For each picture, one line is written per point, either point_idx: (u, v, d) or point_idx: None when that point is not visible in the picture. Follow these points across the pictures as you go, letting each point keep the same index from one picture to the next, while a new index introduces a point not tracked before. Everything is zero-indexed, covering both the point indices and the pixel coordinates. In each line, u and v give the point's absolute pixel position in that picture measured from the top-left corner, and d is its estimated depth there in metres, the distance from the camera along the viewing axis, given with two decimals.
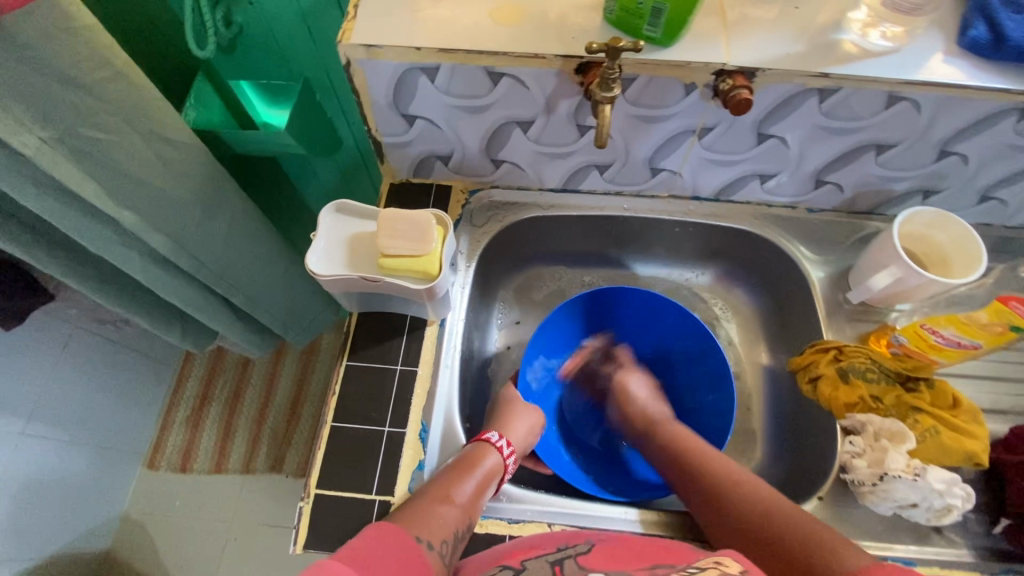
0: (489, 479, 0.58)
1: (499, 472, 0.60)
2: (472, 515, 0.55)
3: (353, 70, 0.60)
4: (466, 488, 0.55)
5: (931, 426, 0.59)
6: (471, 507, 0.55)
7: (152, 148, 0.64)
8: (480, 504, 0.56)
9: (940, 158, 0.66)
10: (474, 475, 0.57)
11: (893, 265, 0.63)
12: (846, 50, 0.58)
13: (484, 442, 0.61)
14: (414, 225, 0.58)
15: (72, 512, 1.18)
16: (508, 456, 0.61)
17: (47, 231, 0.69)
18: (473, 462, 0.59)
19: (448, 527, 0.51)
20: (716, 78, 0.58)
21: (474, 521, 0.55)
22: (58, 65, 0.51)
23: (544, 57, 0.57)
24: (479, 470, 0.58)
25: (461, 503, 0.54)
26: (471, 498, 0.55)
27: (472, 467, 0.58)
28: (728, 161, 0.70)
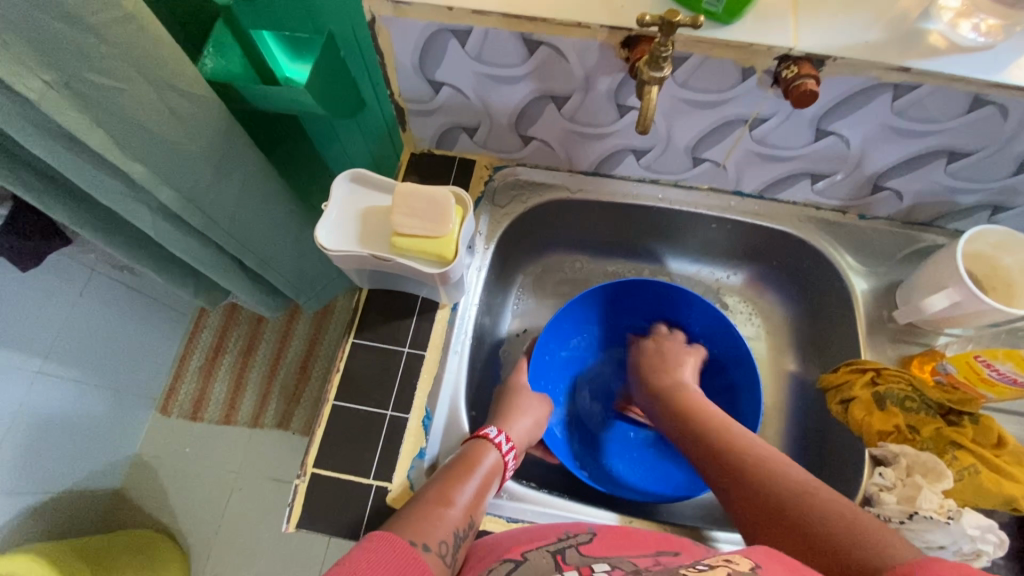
0: (490, 479, 0.55)
1: (499, 471, 0.57)
2: (473, 518, 0.51)
3: (378, 27, 0.55)
4: (464, 490, 0.52)
5: (971, 464, 0.55)
6: (471, 508, 0.51)
7: (164, 100, 0.61)
8: (480, 506, 0.53)
9: (1019, 172, 0.59)
10: (474, 475, 0.54)
11: (952, 287, 0.57)
12: (932, 43, 0.51)
13: (483, 440, 0.58)
14: (432, 204, 0.54)
15: (87, 450, 1.20)
16: (507, 452, 0.59)
17: (57, 177, 0.66)
18: (471, 462, 0.56)
19: (447, 527, 0.48)
20: (778, 65, 0.52)
21: (476, 524, 0.51)
22: (64, 4, 0.47)
23: (589, 26, 0.51)
24: (480, 470, 0.55)
25: (460, 504, 0.51)
26: (471, 500, 0.52)
27: (473, 468, 0.55)
28: (779, 157, 0.64)
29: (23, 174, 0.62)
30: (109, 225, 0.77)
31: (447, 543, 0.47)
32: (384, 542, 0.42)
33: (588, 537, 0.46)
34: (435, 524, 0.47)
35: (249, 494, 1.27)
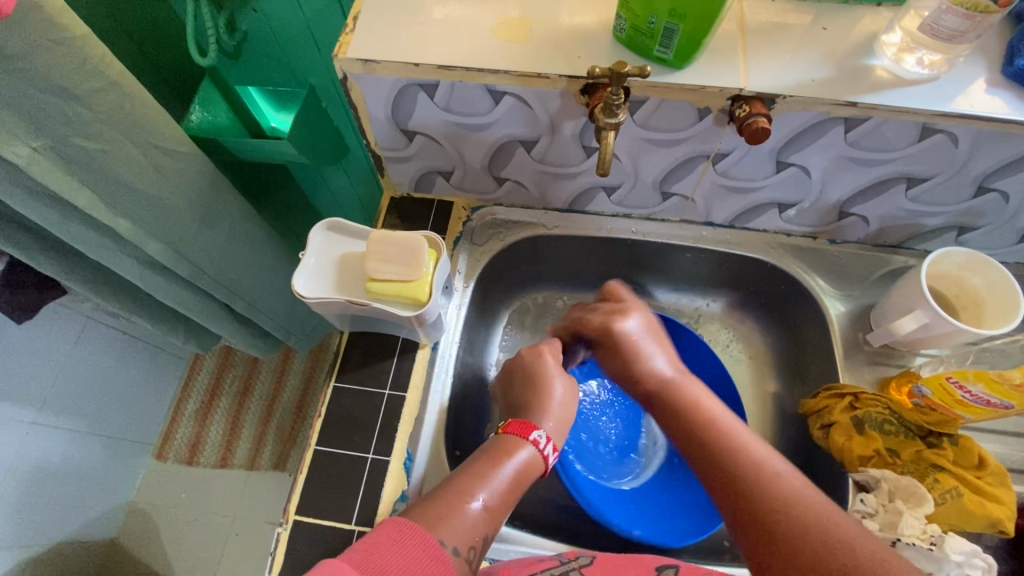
0: (528, 476, 0.53)
1: (536, 470, 0.54)
2: (500, 517, 0.49)
3: (350, 84, 0.58)
4: (494, 487, 0.50)
5: (953, 487, 0.54)
6: (501, 507, 0.49)
7: (148, 157, 0.63)
8: (512, 501, 0.50)
9: (978, 194, 0.61)
10: (506, 469, 0.52)
11: (920, 309, 0.58)
12: (877, 77, 0.53)
13: (517, 432, 0.55)
14: (406, 248, 0.56)
15: (81, 501, 1.20)
16: (546, 445, 0.55)
17: (46, 235, 0.68)
18: (505, 452, 0.53)
19: (477, 530, 0.46)
20: (731, 104, 0.54)
21: (502, 522, 0.49)
22: (50, 76, 0.50)
23: (549, 76, 0.54)
24: (512, 464, 0.52)
25: (488, 502, 0.48)
26: (501, 499, 0.49)
27: (504, 460, 0.52)
28: (744, 189, 0.66)
29: (13, 233, 0.64)
30: (100, 277, 0.79)
31: (475, 548, 0.45)
32: (414, 537, 0.40)
33: (588, 560, 0.48)
34: (464, 524, 0.45)
35: (244, 539, 1.25)
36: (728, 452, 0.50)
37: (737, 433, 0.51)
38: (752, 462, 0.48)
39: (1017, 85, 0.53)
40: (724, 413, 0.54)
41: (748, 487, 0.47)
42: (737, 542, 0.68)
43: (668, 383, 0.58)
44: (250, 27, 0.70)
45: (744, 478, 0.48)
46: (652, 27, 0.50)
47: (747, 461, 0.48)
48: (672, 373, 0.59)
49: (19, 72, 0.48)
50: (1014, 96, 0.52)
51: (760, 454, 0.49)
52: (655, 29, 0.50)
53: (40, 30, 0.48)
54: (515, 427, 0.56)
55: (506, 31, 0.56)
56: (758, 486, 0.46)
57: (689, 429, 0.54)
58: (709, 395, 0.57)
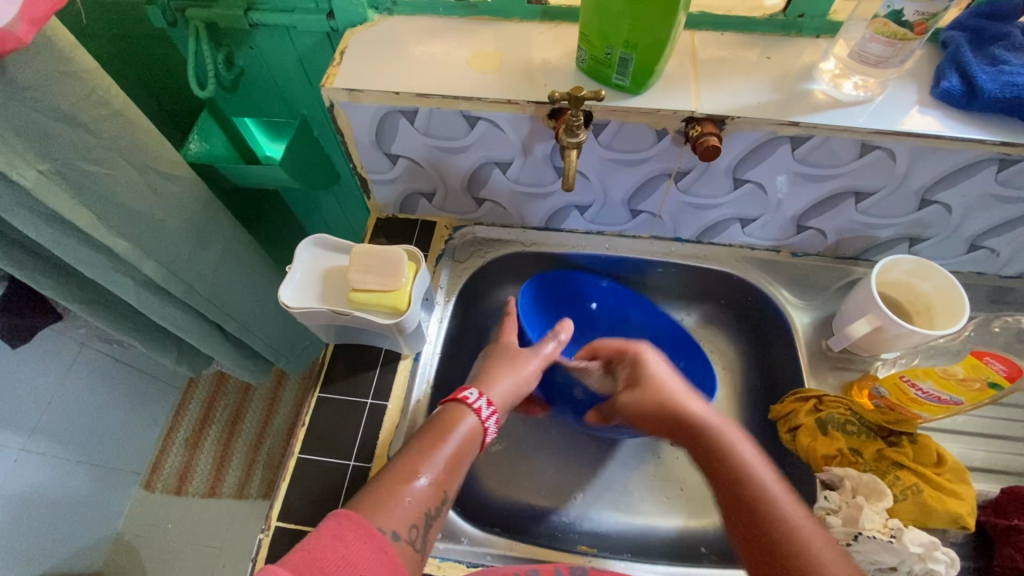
0: (469, 445, 0.56)
1: (478, 436, 0.57)
2: (445, 489, 0.53)
3: (337, 112, 0.63)
4: (437, 463, 0.53)
5: (913, 484, 0.56)
6: (444, 480, 0.52)
7: (147, 180, 0.68)
8: (456, 475, 0.54)
9: (923, 206, 0.65)
10: (448, 443, 0.54)
11: (871, 313, 0.62)
12: (817, 99, 0.58)
13: (463, 403, 0.58)
14: (385, 261, 0.60)
15: (67, 530, 1.19)
16: (488, 417, 0.58)
17: (47, 257, 0.72)
18: (449, 426, 0.56)
19: (418, 509, 0.49)
20: (685, 125, 0.58)
21: (449, 493, 0.53)
22: (58, 105, 0.55)
23: (517, 102, 0.59)
24: (455, 435, 0.55)
25: (432, 478, 0.52)
26: (445, 472, 0.53)
27: (448, 432, 0.55)
28: (707, 205, 0.70)
29: (18, 256, 0.68)
30: (97, 299, 0.82)
31: (418, 527, 0.48)
32: (353, 532, 0.45)
33: None
34: (407, 506, 0.49)
35: (230, 571, 1.23)
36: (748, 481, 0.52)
37: (762, 476, 0.52)
38: (738, 452, 0.55)
39: (946, 104, 0.58)
40: (738, 437, 0.57)
41: (760, 527, 0.49)
42: (714, 548, 0.67)
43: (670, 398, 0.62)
44: (246, 63, 0.76)
45: (765, 513, 0.50)
46: (609, 58, 0.56)
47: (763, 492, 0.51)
48: (715, 419, 0.59)
49: (30, 101, 0.53)
50: (945, 115, 0.57)
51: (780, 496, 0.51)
52: (612, 58, 0.55)
53: (49, 62, 0.53)
54: (456, 400, 0.58)
55: (480, 62, 0.62)
56: (778, 519, 0.49)
57: (690, 433, 0.59)
58: (751, 445, 0.56)
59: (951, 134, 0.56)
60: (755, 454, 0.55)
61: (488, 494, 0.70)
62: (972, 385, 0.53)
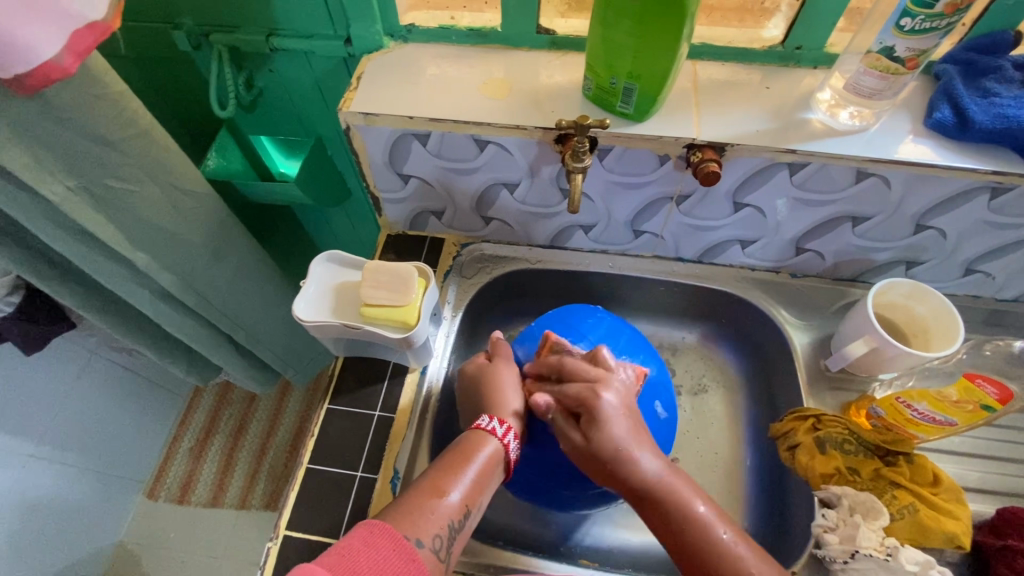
0: (492, 469, 0.55)
1: (500, 459, 0.56)
2: (473, 507, 0.52)
3: (352, 134, 0.66)
4: (463, 480, 0.53)
5: (909, 503, 0.57)
6: (470, 496, 0.52)
7: (168, 196, 0.70)
8: (484, 492, 0.54)
9: (918, 232, 0.67)
10: (472, 466, 0.54)
11: (869, 335, 0.63)
12: (814, 128, 0.61)
13: (479, 429, 0.57)
14: (397, 277, 0.62)
15: (71, 537, 1.20)
16: (505, 434, 0.57)
17: (67, 268, 0.74)
18: (472, 449, 0.55)
19: (443, 521, 0.50)
20: (687, 151, 0.61)
21: (476, 508, 0.53)
22: (91, 126, 0.58)
23: (526, 128, 0.61)
24: (477, 461, 0.54)
25: (460, 493, 0.52)
26: (472, 488, 0.53)
27: (469, 458, 0.54)
28: (708, 227, 0.72)
29: (41, 266, 0.71)
30: (113, 309, 0.84)
31: (442, 538, 0.49)
32: (386, 540, 0.46)
33: None
34: (431, 520, 0.49)
35: None
36: (693, 527, 0.50)
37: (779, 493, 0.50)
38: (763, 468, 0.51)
39: (939, 134, 0.60)
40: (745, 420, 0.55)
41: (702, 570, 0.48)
42: None
43: (615, 437, 0.54)
44: (265, 85, 0.79)
45: (691, 540, 0.50)
46: (614, 87, 0.58)
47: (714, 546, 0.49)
48: (660, 472, 0.53)
49: (65, 122, 0.56)
50: (937, 144, 0.60)
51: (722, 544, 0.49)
52: (617, 88, 0.58)
53: (83, 85, 0.56)
54: (483, 427, 0.57)
55: (491, 89, 0.64)
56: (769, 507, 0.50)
57: None
58: (692, 489, 0.53)
59: (944, 163, 0.58)
60: (713, 513, 0.51)
61: (491, 508, 0.71)
62: (965, 407, 0.55)
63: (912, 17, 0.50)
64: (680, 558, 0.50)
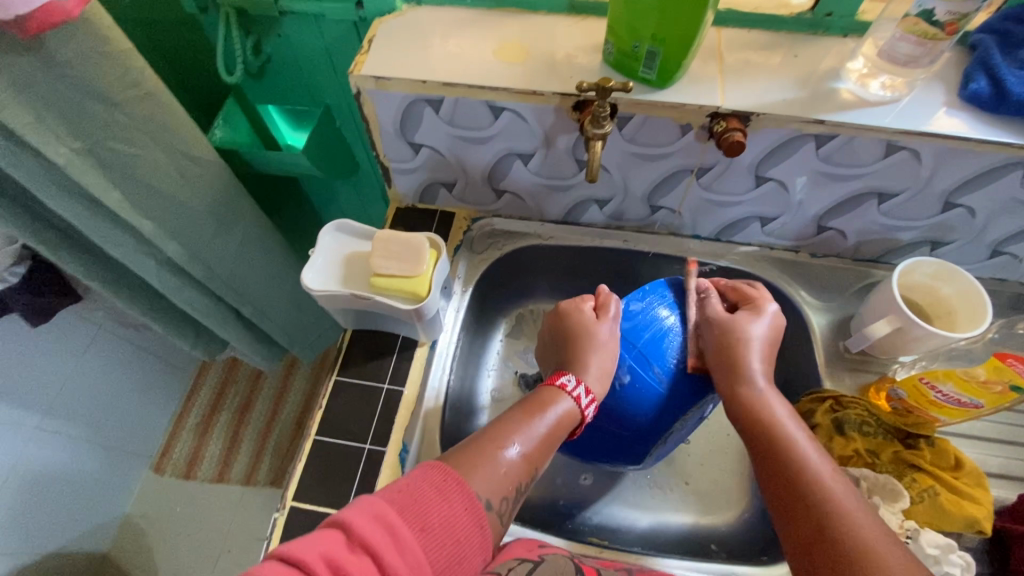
0: (563, 428, 0.53)
1: (574, 420, 0.54)
2: (536, 466, 0.51)
3: (363, 99, 0.64)
4: (532, 434, 0.51)
5: (930, 487, 0.56)
6: (536, 455, 0.50)
7: (174, 162, 0.69)
8: (546, 452, 0.52)
9: (946, 210, 0.65)
10: (542, 422, 0.52)
11: (892, 315, 0.62)
12: (843, 98, 0.58)
13: (560, 387, 0.55)
14: (408, 247, 0.60)
15: (78, 509, 1.20)
16: (586, 406, 0.54)
17: (73, 236, 0.73)
18: (543, 404, 0.54)
19: (511, 479, 0.47)
20: (710, 120, 0.59)
21: (538, 469, 0.51)
22: (94, 85, 0.56)
23: (543, 94, 0.59)
24: (551, 416, 0.53)
25: (523, 449, 0.50)
26: (538, 447, 0.51)
27: (543, 412, 0.53)
28: (727, 203, 0.70)
29: (46, 233, 0.69)
30: (119, 280, 0.83)
31: (508, 498, 0.47)
32: (456, 494, 0.43)
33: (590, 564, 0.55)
34: (498, 476, 0.47)
35: (235, 556, 1.24)
36: (789, 445, 0.51)
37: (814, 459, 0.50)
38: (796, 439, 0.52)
39: (975, 106, 0.57)
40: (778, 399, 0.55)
41: (796, 484, 0.49)
42: (724, 546, 0.67)
43: (742, 351, 0.56)
44: (273, 51, 0.77)
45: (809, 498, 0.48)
46: (636, 51, 0.56)
47: (812, 470, 0.49)
48: (769, 398, 0.55)
49: (68, 79, 0.54)
50: (972, 117, 0.57)
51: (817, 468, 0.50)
52: (639, 52, 0.56)
53: (86, 42, 0.54)
54: (558, 384, 0.55)
55: (507, 53, 0.62)
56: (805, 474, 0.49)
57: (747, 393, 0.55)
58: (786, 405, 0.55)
59: (979, 136, 0.56)
60: (809, 438, 0.53)
61: None
62: (994, 389, 0.53)
63: None
64: (778, 481, 0.51)
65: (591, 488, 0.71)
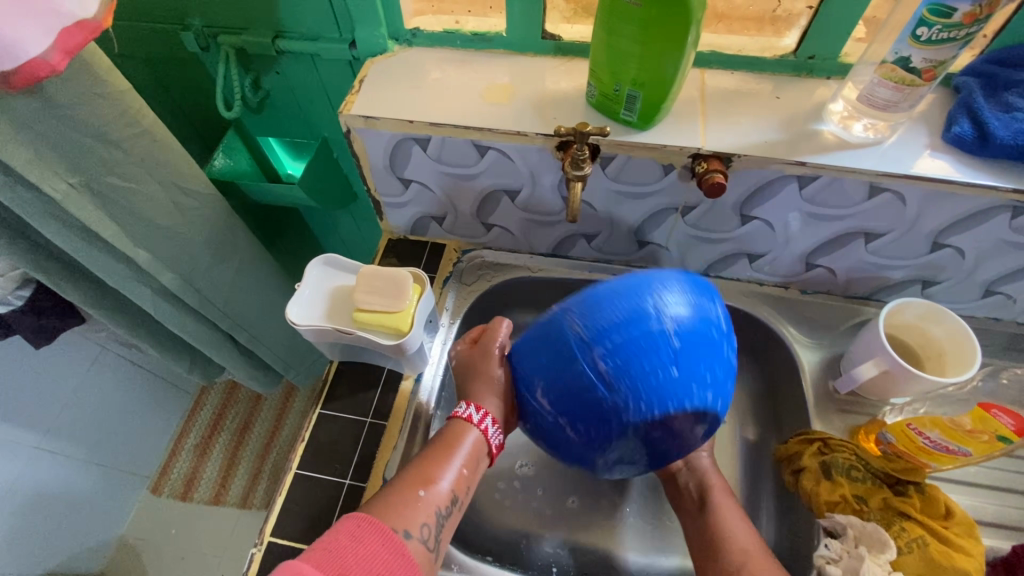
0: (476, 455, 0.54)
1: (483, 448, 0.55)
2: (460, 493, 0.52)
3: (353, 137, 0.65)
4: (450, 467, 0.52)
5: (919, 536, 0.54)
6: (456, 483, 0.52)
7: (171, 195, 0.71)
8: (469, 478, 0.53)
9: (934, 249, 0.64)
10: (456, 454, 0.53)
11: (879, 357, 0.61)
12: (825, 139, 0.59)
13: (458, 417, 0.56)
14: (391, 283, 0.61)
15: (73, 530, 1.21)
16: (483, 422, 0.55)
17: (73, 265, 0.75)
18: (454, 438, 0.54)
19: (430, 508, 0.49)
20: (692, 161, 0.59)
21: (465, 497, 0.53)
22: (93, 124, 0.58)
23: (527, 134, 0.60)
24: (460, 446, 0.54)
25: (446, 481, 0.51)
26: (457, 477, 0.52)
27: (452, 444, 0.54)
28: (714, 239, 0.70)
29: (46, 263, 0.71)
30: (117, 306, 0.84)
31: (430, 527, 0.48)
32: (372, 534, 0.44)
33: None
34: (417, 510, 0.48)
35: None
36: (721, 530, 0.57)
37: (744, 545, 0.55)
38: (731, 520, 0.58)
39: (958, 149, 0.57)
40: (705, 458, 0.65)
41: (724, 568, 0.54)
42: None
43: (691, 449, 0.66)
44: (271, 87, 0.80)
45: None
46: (617, 94, 0.57)
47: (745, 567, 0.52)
48: (712, 473, 0.64)
49: (68, 119, 0.56)
50: (956, 160, 0.57)
51: (745, 541, 0.55)
52: (620, 95, 0.57)
53: (86, 84, 0.56)
54: (462, 412, 0.56)
55: (493, 93, 0.64)
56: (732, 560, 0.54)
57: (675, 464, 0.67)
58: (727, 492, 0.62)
59: (962, 179, 0.56)
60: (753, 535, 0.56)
61: (482, 522, 0.69)
62: (981, 437, 0.51)
63: (929, 26, 0.48)
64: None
65: (576, 526, 0.70)
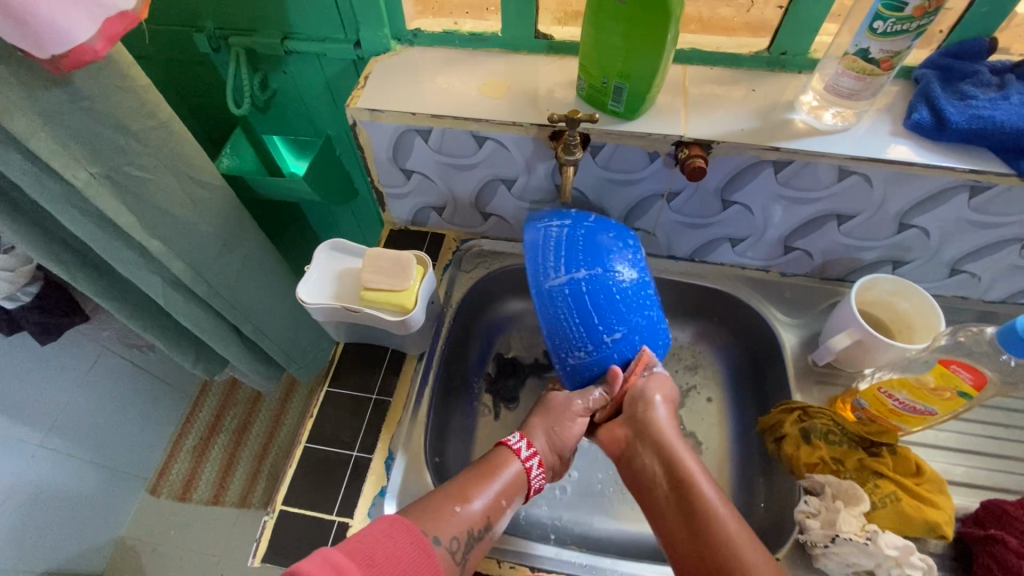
0: (513, 488, 0.56)
1: (523, 482, 0.57)
2: (494, 522, 0.53)
3: (359, 130, 0.69)
4: (489, 491, 0.54)
5: (891, 492, 0.58)
6: (494, 511, 0.53)
7: (183, 186, 0.74)
8: (505, 510, 0.54)
9: (901, 230, 0.69)
10: (495, 481, 0.55)
11: (852, 328, 0.65)
12: (796, 127, 0.64)
13: (506, 446, 0.58)
14: (395, 264, 0.65)
15: (73, 529, 1.21)
16: (528, 458, 0.57)
17: (86, 256, 0.78)
18: (497, 465, 0.56)
19: (462, 523, 0.51)
20: (675, 148, 0.64)
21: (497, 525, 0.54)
22: (114, 115, 0.62)
23: (522, 124, 0.64)
24: (500, 477, 0.55)
25: (482, 504, 0.53)
26: (493, 504, 0.53)
27: (493, 472, 0.55)
28: (698, 224, 0.75)
29: (61, 253, 0.74)
30: (126, 298, 0.87)
31: (458, 540, 0.50)
32: (402, 533, 0.47)
33: None
34: (451, 524, 0.50)
35: None
36: (703, 515, 0.50)
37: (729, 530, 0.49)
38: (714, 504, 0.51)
39: (918, 134, 0.62)
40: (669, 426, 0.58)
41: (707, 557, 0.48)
42: None
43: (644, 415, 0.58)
44: (278, 86, 0.84)
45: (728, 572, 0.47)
46: (605, 86, 0.62)
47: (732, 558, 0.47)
48: (676, 439, 0.56)
49: (91, 111, 0.60)
50: (917, 144, 0.62)
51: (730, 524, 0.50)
52: (607, 87, 0.61)
53: (108, 78, 0.60)
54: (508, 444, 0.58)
55: (490, 88, 0.68)
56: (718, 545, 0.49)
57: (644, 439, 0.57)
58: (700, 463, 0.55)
59: (923, 161, 0.61)
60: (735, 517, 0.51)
61: None
62: (943, 395, 0.57)
63: (883, 20, 0.53)
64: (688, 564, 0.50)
65: (573, 499, 0.74)
